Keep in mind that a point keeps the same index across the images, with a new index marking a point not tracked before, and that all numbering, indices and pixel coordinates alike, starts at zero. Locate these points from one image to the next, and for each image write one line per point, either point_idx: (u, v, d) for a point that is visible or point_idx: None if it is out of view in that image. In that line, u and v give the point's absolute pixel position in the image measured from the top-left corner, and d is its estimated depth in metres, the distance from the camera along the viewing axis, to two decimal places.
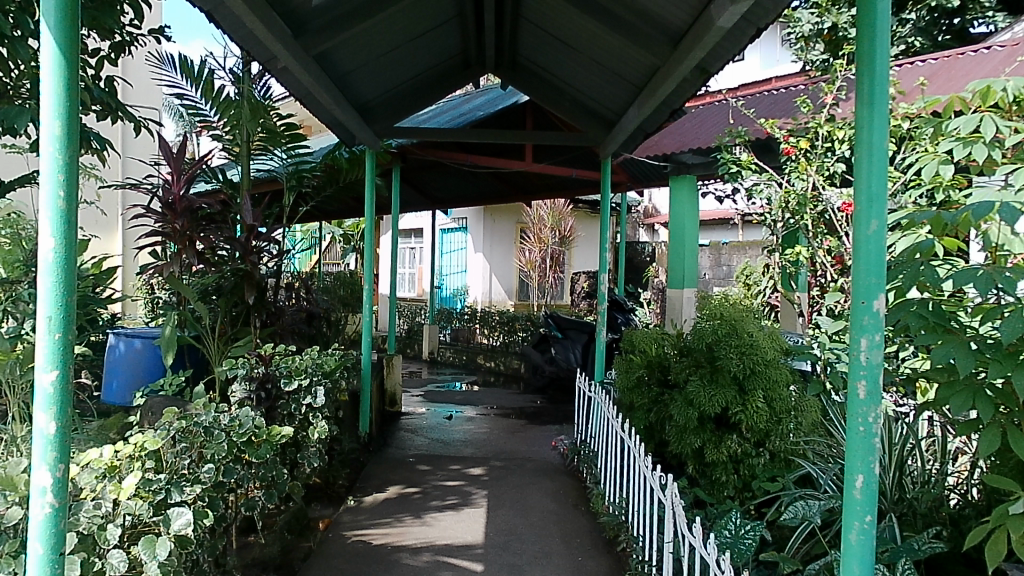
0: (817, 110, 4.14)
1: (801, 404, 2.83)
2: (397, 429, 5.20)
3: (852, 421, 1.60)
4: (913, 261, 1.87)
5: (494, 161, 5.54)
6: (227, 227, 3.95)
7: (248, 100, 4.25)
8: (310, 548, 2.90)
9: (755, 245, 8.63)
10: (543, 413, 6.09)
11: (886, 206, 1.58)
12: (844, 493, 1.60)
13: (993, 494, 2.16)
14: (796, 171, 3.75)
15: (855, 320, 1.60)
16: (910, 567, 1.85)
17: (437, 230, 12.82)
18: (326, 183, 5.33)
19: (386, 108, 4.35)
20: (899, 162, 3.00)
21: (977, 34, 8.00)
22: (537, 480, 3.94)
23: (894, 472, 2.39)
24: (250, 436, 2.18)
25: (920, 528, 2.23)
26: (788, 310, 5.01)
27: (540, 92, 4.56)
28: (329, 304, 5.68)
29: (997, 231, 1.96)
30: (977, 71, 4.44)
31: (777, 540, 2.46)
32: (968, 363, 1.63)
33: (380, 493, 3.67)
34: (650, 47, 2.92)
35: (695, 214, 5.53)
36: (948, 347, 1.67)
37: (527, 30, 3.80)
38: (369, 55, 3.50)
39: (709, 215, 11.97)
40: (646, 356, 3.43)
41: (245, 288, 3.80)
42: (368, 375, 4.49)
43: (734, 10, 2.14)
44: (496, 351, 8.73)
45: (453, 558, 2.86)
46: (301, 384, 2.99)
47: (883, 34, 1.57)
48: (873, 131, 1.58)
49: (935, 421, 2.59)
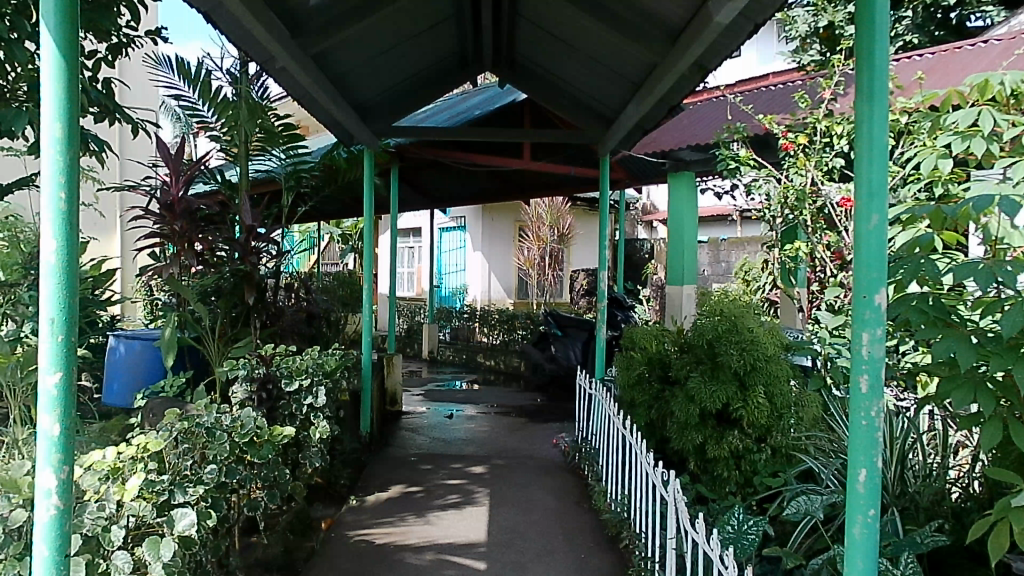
0: (816, 105, 4.14)
1: (801, 400, 2.83)
2: (398, 428, 5.21)
3: (854, 415, 1.61)
4: (913, 255, 1.86)
5: (493, 160, 5.54)
6: (226, 228, 3.94)
7: (246, 101, 4.24)
8: (313, 548, 2.90)
9: (754, 242, 8.64)
10: (543, 411, 6.09)
11: (886, 199, 1.58)
12: (847, 487, 1.61)
13: (995, 487, 2.16)
14: (795, 167, 3.77)
15: (857, 315, 1.60)
16: (913, 561, 1.85)
17: (436, 230, 12.84)
18: (325, 182, 5.33)
19: (384, 108, 4.34)
20: (897, 156, 3.00)
21: (975, 29, 8.01)
22: (538, 478, 3.95)
23: (896, 466, 2.39)
24: (253, 436, 2.18)
25: (923, 522, 2.24)
26: (788, 305, 5.02)
27: (537, 90, 4.56)
28: (329, 304, 5.68)
29: (997, 224, 1.97)
30: (974, 65, 4.45)
31: (779, 535, 2.47)
32: (969, 357, 1.63)
33: (382, 492, 3.68)
34: (648, 45, 2.92)
35: (694, 210, 5.52)
36: (948, 341, 1.67)
37: (524, 27, 3.79)
38: (367, 54, 3.50)
39: (707, 212, 11.98)
40: (647, 352, 3.43)
41: (244, 288, 3.82)
42: (369, 375, 4.49)
43: (733, 6, 2.14)
44: (495, 350, 8.73)
45: (456, 557, 2.86)
46: (302, 384, 2.99)
47: (881, 31, 1.57)
48: (874, 126, 1.58)
49: (935, 414, 2.59)
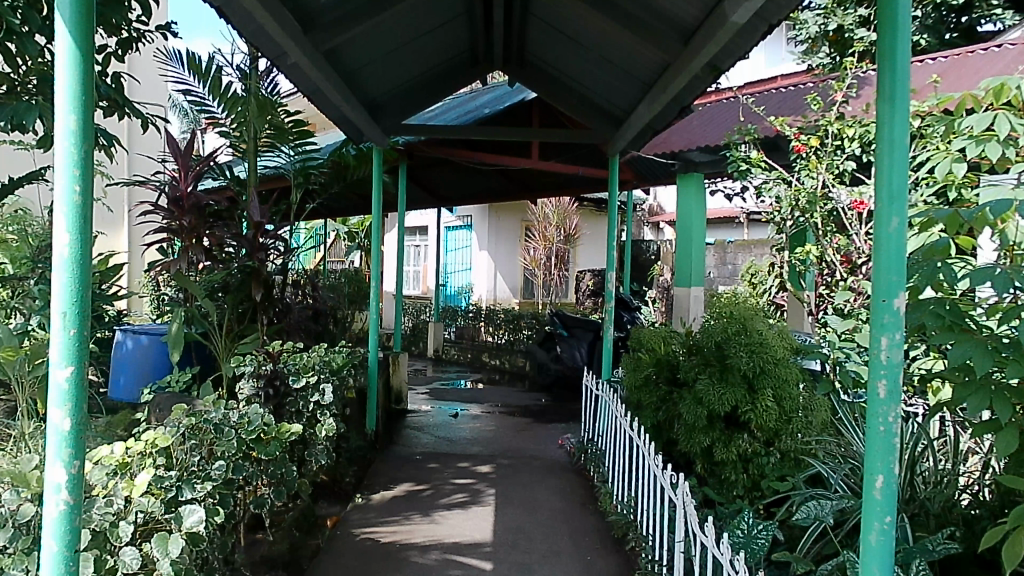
0: (828, 107, 4.12)
1: (813, 400, 2.80)
2: (404, 427, 5.20)
3: (871, 420, 1.59)
4: (928, 260, 1.83)
5: (501, 159, 5.53)
6: (234, 223, 3.94)
7: (255, 97, 4.27)
8: (319, 545, 2.89)
9: (761, 244, 8.62)
10: (548, 411, 6.08)
11: (907, 203, 1.57)
12: (864, 492, 1.59)
13: (1009, 495, 2.14)
14: (806, 169, 3.74)
15: (876, 319, 1.58)
16: (924, 568, 1.82)
17: (443, 229, 12.90)
18: (333, 180, 5.32)
19: (394, 105, 4.33)
20: (911, 161, 2.99)
21: (986, 33, 8.01)
22: (544, 479, 3.93)
23: (906, 471, 2.37)
24: (260, 433, 2.15)
25: (933, 529, 2.22)
26: (796, 307, 4.99)
27: (547, 90, 4.54)
28: (335, 301, 5.69)
29: (1011, 229, 1.94)
30: (987, 69, 4.43)
31: (787, 540, 2.46)
32: (986, 363, 1.61)
33: (387, 491, 3.67)
34: (662, 45, 2.92)
35: (703, 211, 5.48)
36: (965, 346, 1.65)
37: (535, 26, 3.78)
38: (379, 50, 3.49)
39: (714, 214, 11.97)
40: (655, 354, 3.42)
41: (252, 284, 3.77)
42: (375, 372, 4.48)
43: (749, 7, 2.12)
44: (501, 349, 8.73)
45: (461, 557, 2.85)
46: (310, 382, 2.94)
47: (904, 31, 1.55)
48: (894, 129, 1.56)
49: (947, 420, 2.57)
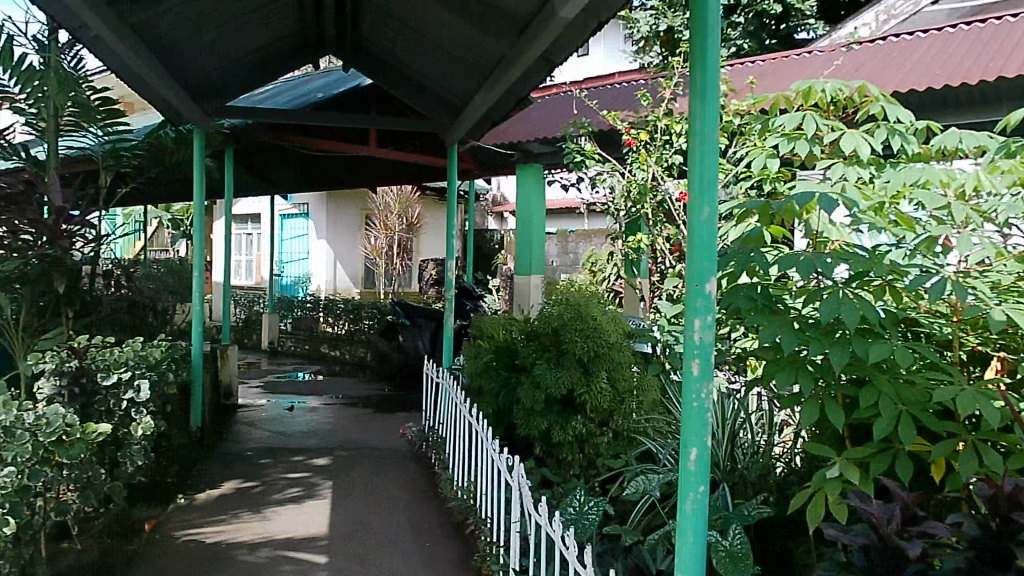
0: (657, 103, 4.31)
1: (643, 381, 2.91)
2: (236, 422, 4.96)
3: (686, 397, 1.67)
4: (744, 248, 1.94)
5: (339, 145, 5.38)
6: (35, 207, 3.58)
7: (59, 70, 3.90)
8: (135, 551, 2.69)
9: (598, 234, 8.94)
10: (390, 401, 6.01)
11: (717, 192, 1.65)
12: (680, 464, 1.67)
13: (813, 460, 2.33)
14: (637, 161, 3.90)
15: (691, 302, 1.66)
16: (741, 531, 1.94)
17: (278, 216, 12.43)
18: (154, 163, 4.97)
19: (221, 85, 4.10)
20: (730, 155, 3.18)
21: (799, 42, 8.69)
22: (384, 468, 3.88)
23: (726, 444, 2.52)
24: (60, 433, 1.96)
25: (749, 497, 2.38)
26: (628, 293, 5.20)
27: (385, 76, 4.47)
28: (158, 291, 5.33)
29: (818, 219, 2.09)
30: (799, 73, 4.81)
31: (619, 514, 2.55)
32: (792, 341, 1.73)
33: (215, 489, 3.48)
34: (498, 35, 2.93)
35: (542, 200, 5.60)
36: (775, 327, 1.77)
37: (372, 11, 3.69)
38: (203, 28, 3.29)
39: (555, 204, 12.28)
40: (494, 341, 3.45)
41: (56, 273, 3.45)
42: (201, 365, 4.24)
43: (578, 2, 2.17)
44: (342, 340, 8.54)
45: (294, 553, 2.75)
46: (121, 377, 2.74)
47: (713, 29, 1.63)
48: (705, 123, 1.64)
49: (762, 396, 2.76)
